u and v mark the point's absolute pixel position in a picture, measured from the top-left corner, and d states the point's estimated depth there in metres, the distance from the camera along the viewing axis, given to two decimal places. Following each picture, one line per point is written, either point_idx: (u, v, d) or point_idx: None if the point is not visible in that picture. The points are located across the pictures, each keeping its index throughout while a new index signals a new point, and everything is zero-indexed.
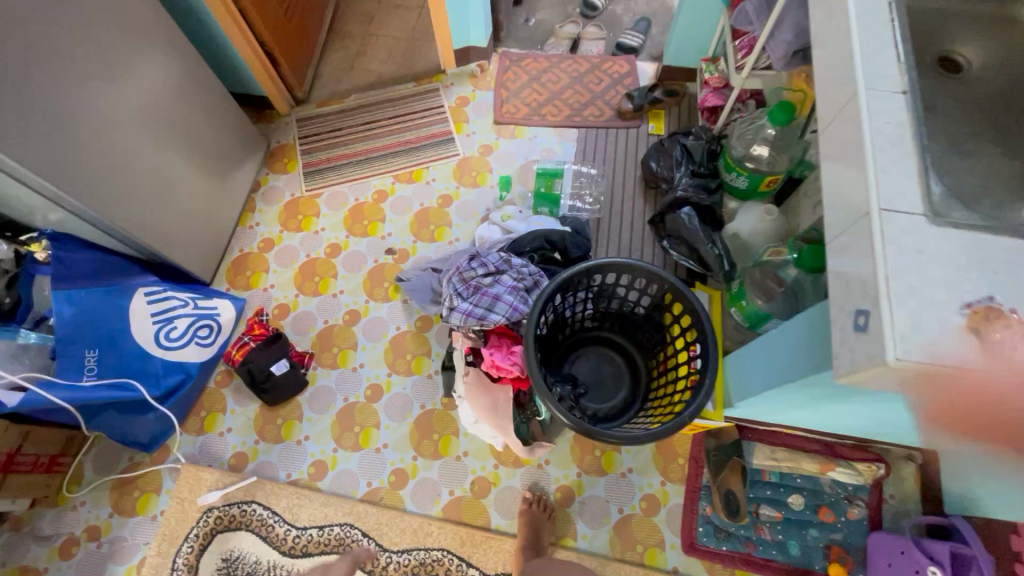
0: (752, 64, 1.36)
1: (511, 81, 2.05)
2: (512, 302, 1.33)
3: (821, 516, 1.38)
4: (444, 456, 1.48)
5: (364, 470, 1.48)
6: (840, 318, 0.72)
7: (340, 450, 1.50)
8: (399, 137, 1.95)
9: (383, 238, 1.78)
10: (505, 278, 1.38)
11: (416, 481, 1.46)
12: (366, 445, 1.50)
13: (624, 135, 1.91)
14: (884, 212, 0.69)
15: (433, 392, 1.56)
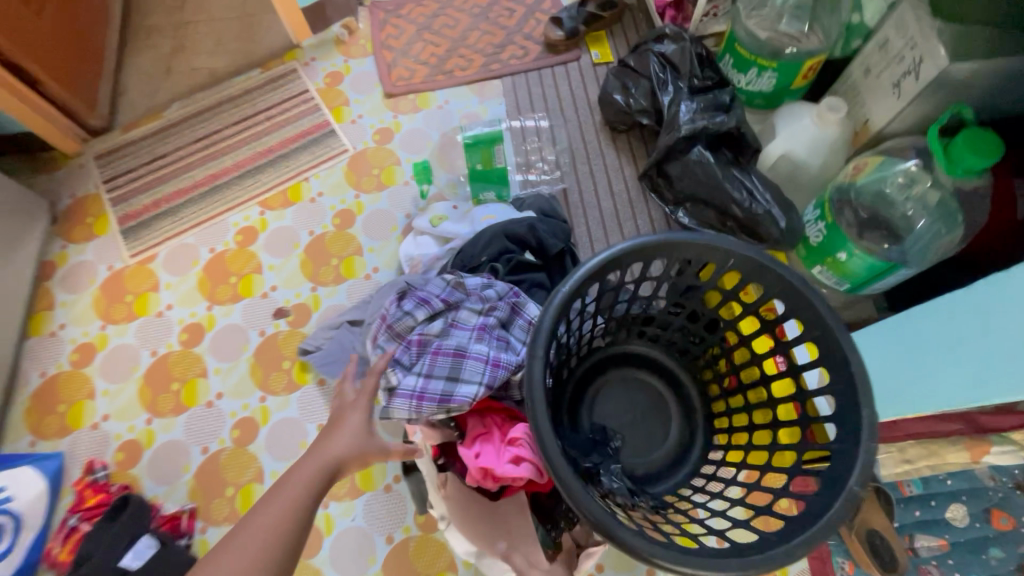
0: None
1: (393, 37, 1.49)
2: (488, 356, 0.79)
3: (997, 525, 0.96)
4: None
5: None
6: None
7: None
8: (255, 148, 1.34)
9: (266, 297, 1.18)
10: (468, 316, 0.85)
11: None
12: None
13: (563, 74, 1.41)
14: None
15: (399, 513, 1.00)
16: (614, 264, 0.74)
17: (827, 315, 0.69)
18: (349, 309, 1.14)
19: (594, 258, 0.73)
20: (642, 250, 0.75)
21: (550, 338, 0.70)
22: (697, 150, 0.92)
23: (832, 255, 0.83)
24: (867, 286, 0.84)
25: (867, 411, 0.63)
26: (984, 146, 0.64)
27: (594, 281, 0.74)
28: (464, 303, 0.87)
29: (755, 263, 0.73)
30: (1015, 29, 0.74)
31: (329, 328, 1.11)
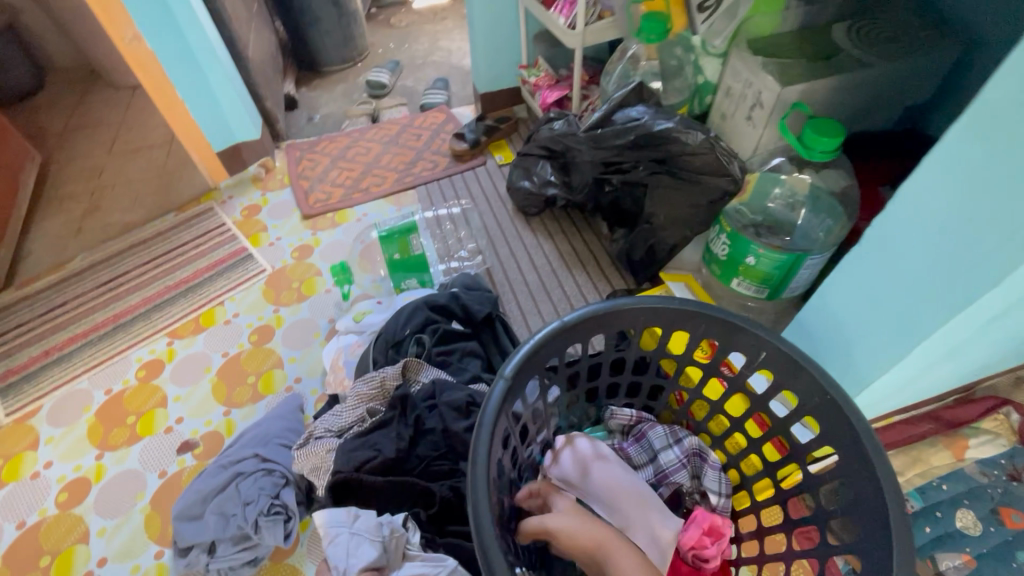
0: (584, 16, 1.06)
1: (309, 169, 1.58)
2: (653, 448, 0.77)
3: (1009, 523, 0.89)
4: None
5: None
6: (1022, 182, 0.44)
7: None
8: (165, 282, 1.29)
9: (170, 432, 1.04)
10: (641, 429, 0.79)
11: None
12: None
13: (472, 176, 1.51)
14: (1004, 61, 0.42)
15: None
16: (572, 336, 0.64)
17: (807, 366, 0.59)
18: (244, 448, 0.91)
19: (548, 325, 0.62)
20: (599, 319, 0.65)
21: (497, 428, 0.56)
22: (619, 109, 0.98)
23: (742, 264, 0.85)
24: (785, 287, 0.85)
25: (870, 446, 0.54)
26: (827, 129, 0.72)
27: (550, 353, 0.63)
28: (693, 460, 0.76)
29: (730, 323, 0.64)
30: (824, 60, 0.89)
31: (208, 498, 0.86)
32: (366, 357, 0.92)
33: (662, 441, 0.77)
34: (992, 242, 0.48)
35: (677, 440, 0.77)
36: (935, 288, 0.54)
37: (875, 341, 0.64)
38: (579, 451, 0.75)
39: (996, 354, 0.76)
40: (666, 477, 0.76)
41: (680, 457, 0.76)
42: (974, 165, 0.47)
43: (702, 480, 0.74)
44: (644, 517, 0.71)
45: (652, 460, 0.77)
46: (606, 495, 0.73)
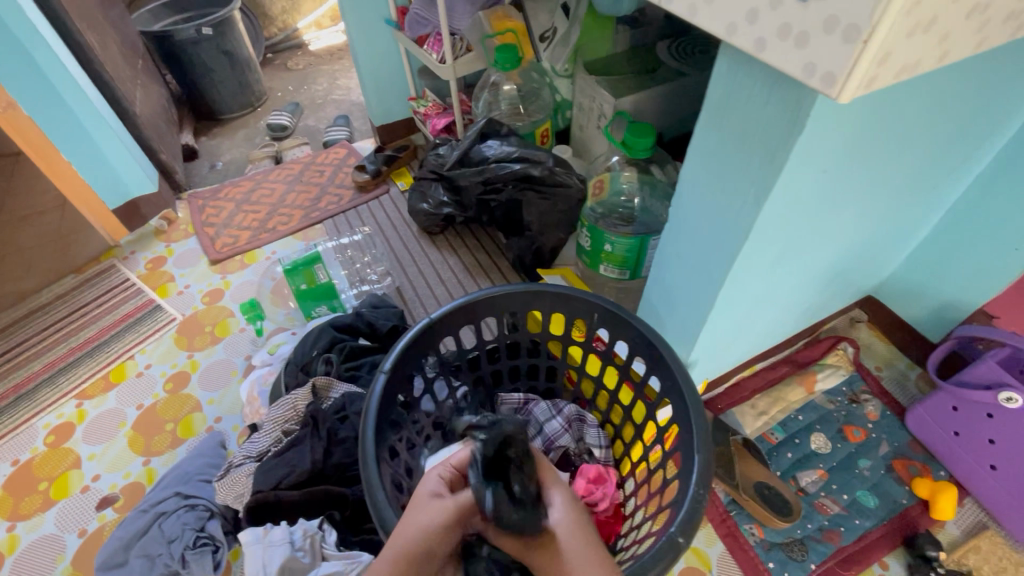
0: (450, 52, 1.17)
1: (214, 216, 1.60)
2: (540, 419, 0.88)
3: (852, 437, 1.06)
4: None
5: None
6: (746, 158, 0.58)
7: None
8: (68, 344, 1.27)
9: (87, 491, 1.03)
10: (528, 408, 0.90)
11: None
12: None
13: (376, 204, 1.60)
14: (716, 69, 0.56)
15: None
16: (438, 334, 0.77)
17: (629, 319, 0.74)
18: (165, 489, 0.94)
19: (416, 325, 0.74)
20: (459, 316, 0.78)
21: (380, 419, 0.68)
22: (481, 143, 1.15)
23: (603, 251, 0.99)
24: (642, 266, 1.00)
25: (679, 373, 0.68)
26: (644, 133, 0.87)
27: (420, 352, 0.76)
28: (574, 423, 0.88)
29: (564, 297, 0.79)
30: (650, 73, 1.06)
31: (131, 543, 0.87)
32: (279, 384, 0.97)
33: (546, 413, 0.89)
34: (740, 205, 0.62)
35: (558, 410, 0.89)
36: (717, 247, 0.68)
37: (694, 296, 0.78)
38: None
39: (806, 295, 0.94)
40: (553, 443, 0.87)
41: (562, 423, 0.87)
42: (715, 146, 0.62)
43: (585, 438, 0.87)
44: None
45: (540, 432, 0.88)
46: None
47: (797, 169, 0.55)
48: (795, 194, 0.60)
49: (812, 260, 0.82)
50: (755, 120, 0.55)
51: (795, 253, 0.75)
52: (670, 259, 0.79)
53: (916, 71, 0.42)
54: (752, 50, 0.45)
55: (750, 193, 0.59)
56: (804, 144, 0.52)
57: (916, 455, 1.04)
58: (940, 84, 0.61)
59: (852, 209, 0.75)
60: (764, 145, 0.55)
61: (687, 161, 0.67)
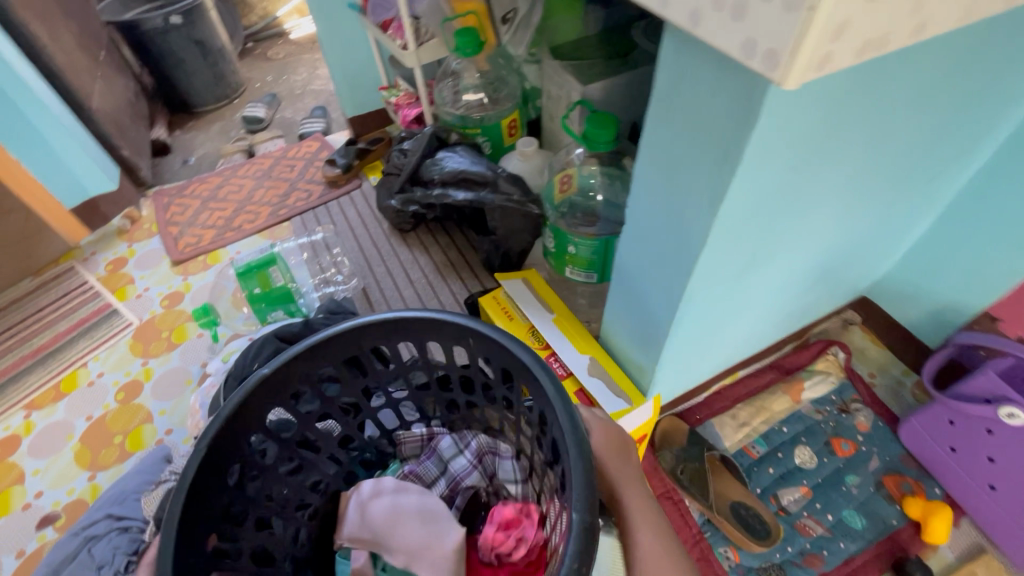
0: (412, 38, 1.07)
1: (179, 213, 1.54)
2: (440, 459, 0.79)
3: (840, 451, 0.98)
4: None
5: None
6: (698, 154, 0.50)
7: None
8: (21, 352, 1.23)
9: (28, 508, 0.98)
10: (433, 442, 0.80)
11: None
12: None
13: (347, 200, 1.53)
14: (662, 51, 0.48)
15: None
16: (292, 376, 0.65)
17: (512, 357, 0.59)
18: (99, 509, 0.88)
19: (254, 373, 0.62)
20: (316, 353, 0.65)
21: (199, 488, 0.57)
22: (444, 150, 1.11)
23: (567, 253, 0.91)
24: (609, 269, 0.92)
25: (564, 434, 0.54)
26: (605, 124, 0.78)
27: (269, 399, 0.64)
28: (486, 456, 0.78)
29: (438, 328, 0.64)
30: (622, 57, 0.97)
31: (61, 569, 0.83)
32: (219, 399, 0.91)
33: (452, 449, 0.79)
34: (695, 207, 0.54)
35: (466, 444, 0.79)
36: (675, 253, 0.61)
37: (656, 305, 0.70)
38: (362, 492, 0.75)
39: (788, 299, 0.86)
40: (459, 483, 0.78)
41: (470, 459, 0.78)
42: (666, 141, 0.53)
43: (498, 470, 0.77)
44: (418, 545, 0.71)
45: (444, 472, 0.79)
46: (380, 535, 0.72)
47: (757, 166, 0.47)
48: (758, 193, 0.52)
49: (788, 264, 0.75)
50: (704, 109, 0.47)
51: (765, 258, 0.67)
52: (632, 266, 0.72)
53: (880, 50, 0.34)
54: (685, 25, 0.37)
55: (705, 195, 0.52)
56: (760, 139, 0.44)
57: (909, 470, 0.96)
58: (924, 66, 0.53)
59: (829, 209, 0.67)
60: (716, 138, 0.47)
61: (639, 159, 0.59)
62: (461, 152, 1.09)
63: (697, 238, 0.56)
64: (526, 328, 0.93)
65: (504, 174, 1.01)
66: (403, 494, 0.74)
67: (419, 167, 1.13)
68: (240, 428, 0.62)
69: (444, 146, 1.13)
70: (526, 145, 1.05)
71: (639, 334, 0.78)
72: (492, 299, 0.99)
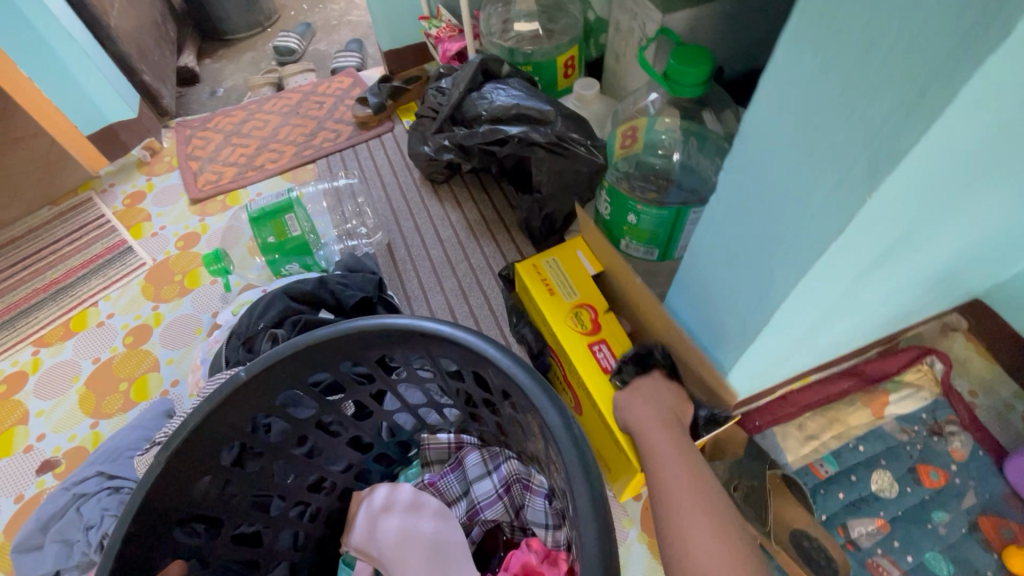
0: None
1: (200, 148, 1.44)
2: (463, 479, 0.71)
3: (928, 481, 0.83)
4: None
5: None
6: (860, 100, 0.34)
7: None
8: (34, 285, 1.17)
9: (30, 451, 0.94)
10: (461, 454, 0.73)
11: None
12: None
13: (377, 144, 1.39)
14: None
15: None
16: (282, 376, 0.56)
17: (531, 392, 0.49)
18: (92, 465, 0.83)
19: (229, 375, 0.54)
20: (311, 355, 0.56)
21: (160, 497, 0.51)
22: (491, 82, 0.92)
23: (625, 223, 0.76)
24: (674, 244, 0.77)
25: (588, 530, 0.42)
26: (693, 58, 0.61)
27: (254, 401, 0.56)
28: (515, 486, 0.69)
29: (450, 342, 0.54)
30: None
31: (50, 525, 0.78)
32: (219, 357, 0.82)
33: (479, 469, 0.71)
34: (839, 178, 0.38)
35: (494, 466, 0.71)
36: (784, 240, 0.45)
37: (741, 303, 0.55)
38: (373, 502, 0.70)
39: (899, 300, 0.69)
40: (478, 513, 0.70)
41: (497, 485, 0.70)
42: (805, 81, 0.37)
43: (528, 509, 0.68)
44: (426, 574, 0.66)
45: (466, 493, 0.71)
46: (389, 555, 0.68)
47: (962, 124, 0.31)
48: (942, 168, 0.35)
49: (919, 262, 0.57)
50: (892, 25, 0.30)
51: (901, 254, 0.51)
52: (717, 251, 0.55)
53: None
54: None
55: (862, 156, 0.35)
56: (998, 70, 0.28)
57: (1011, 513, 0.80)
58: None
59: (999, 192, 0.50)
60: (907, 73, 0.31)
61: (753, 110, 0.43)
62: (511, 84, 0.90)
63: (823, 227, 0.40)
64: (567, 308, 0.78)
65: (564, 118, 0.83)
66: (420, 515, 0.69)
67: (462, 103, 0.95)
68: (217, 434, 0.54)
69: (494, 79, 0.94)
70: (584, 88, 0.88)
71: (712, 337, 0.64)
72: (530, 270, 0.83)
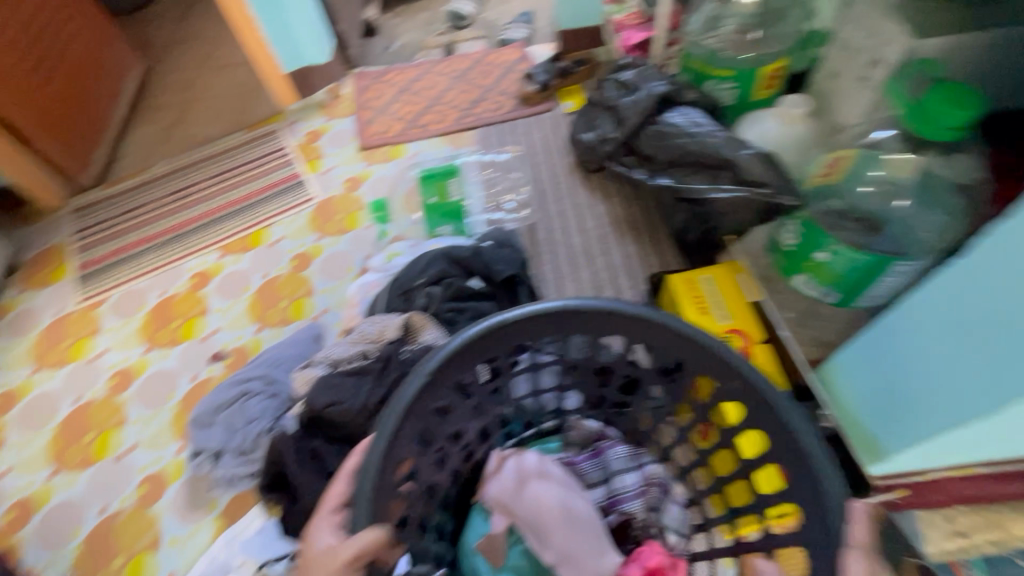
0: None
1: (374, 99, 1.54)
2: (608, 466, 0.76)
3: None
4: None
5: None
6: None
7: None
8: (225, 198, 1.34)
9: (206, 340, 1.10)
10: (601, 446, 0.77)
11: None
12: None
13: (536, 122, 1.40)
14: None
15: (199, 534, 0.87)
16: (534, 330, 0.62)
17: None
18: (256, 367, 0.94)
19: (497, 317, 0.60)
20: (534, 323, 0.61)
21: (407, 415, 0.56)
22: (671, 113, 0.93)
23: (810, 257, 0.71)
24: (861, 294, 0.70)
25: None
26: (958, 98, 0.58)
27: (502, 346, 0.62)
28: (654, 489, 0.74)
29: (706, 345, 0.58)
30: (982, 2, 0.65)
31: (220, 409, 0.90)
32: (378, 301, 0.89)
33: (623, 463, 0.76)
34: None
35: (639, 463, 0.76)
36: None
37: (959, 381, 0.51)
38: (523, 463, 0.73)
39: None
40: (617, 503, 0.75)
41: (639, 483, 0.75)
42: None
43: (663, 514, 0.73)
44: (567, 543, 0.69)
45: (605, 481, 0.77)
46: (535, 516, 0.71)
47: None
48: None
49: None
50: None
51: None
52: (914, 326, 0.56)
53: None
54: None
55: None
56: None
57: None
58: None
59: None
60: None
61: None
62: (693, 116, 0.89)
63: None
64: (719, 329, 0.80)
65: (752, 152, 0.81)
66: (573, 492, 0.72)
67: (638, 131, 0.95)
68: (466, 365, 0.60)
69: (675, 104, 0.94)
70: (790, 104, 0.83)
71: (897, 407, 0.60)
72: (683, 282, 0.85)
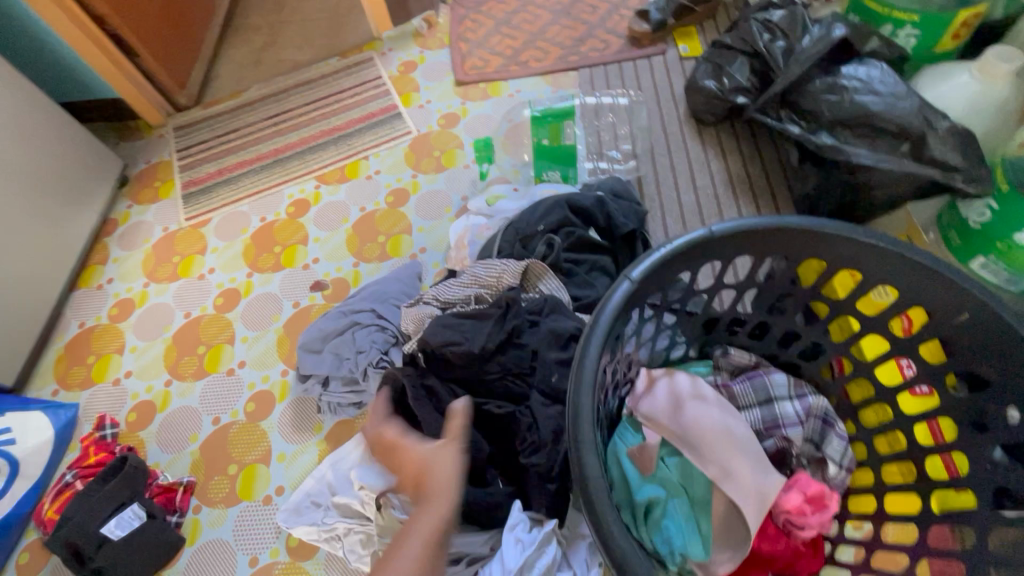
0: None
1: (471, 31, 1.45)
2: (762, 394, 0.72)
3: None
4: (245, 502, 0.89)
5: (243, 543, 0.86)
6: None
7: (204, 510, 0.90)
8: (321, 127, 1.32)
9: (306, 269, 1.11)
10: (760, 372, 0.73)
11: (195, 549, 0.87)
12: (247, 496, 0.89)
13: (646, 66, 1.29)
14: None
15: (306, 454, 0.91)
16: (729, 248, 0.58)
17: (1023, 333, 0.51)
18: (363, 300, 0.95)
19: (693, 233, 0.56)
20: (717, 245, 0.57)
21: (608, 341, 0.53)
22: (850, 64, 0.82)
23: (1006, 239, 0.68)
24: None
25: None
26: None
27: (692, 264, 0.58)
28: (815, 420, 0.70)
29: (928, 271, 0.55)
30: None
31: (329, 337, 0.92)
32: (492, 243, 0.87)
33: (785, 390, 0.72)
34: None
35: (799, 394, 0.72)
36: None
37: None
38: (676, 384, 0.71)
39: None
40: (780, 427, 0.71)
41: (799, 412, 0.71)
42: None
43: (824, 446, 0.69)
44: (735, 461, 0.67)
45: (764, 403, 0.72)
46: (693, 433, 0.69)
47: None
48: None
49: None
50: None
51: None
52: None
53: None
54: None
55: None
56: None
57: None
58: None
59: None
60: None
61: None
62: (884, 72, 0.79)
63: None
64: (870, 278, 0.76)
65: (951, 124, 0.72)
66: (731, 414, 0.70)
67: (801, 83, 0.84)
68: (656, 283, 0.56)
69: (850, 58, 0.83)
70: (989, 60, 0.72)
71: None
72: None
